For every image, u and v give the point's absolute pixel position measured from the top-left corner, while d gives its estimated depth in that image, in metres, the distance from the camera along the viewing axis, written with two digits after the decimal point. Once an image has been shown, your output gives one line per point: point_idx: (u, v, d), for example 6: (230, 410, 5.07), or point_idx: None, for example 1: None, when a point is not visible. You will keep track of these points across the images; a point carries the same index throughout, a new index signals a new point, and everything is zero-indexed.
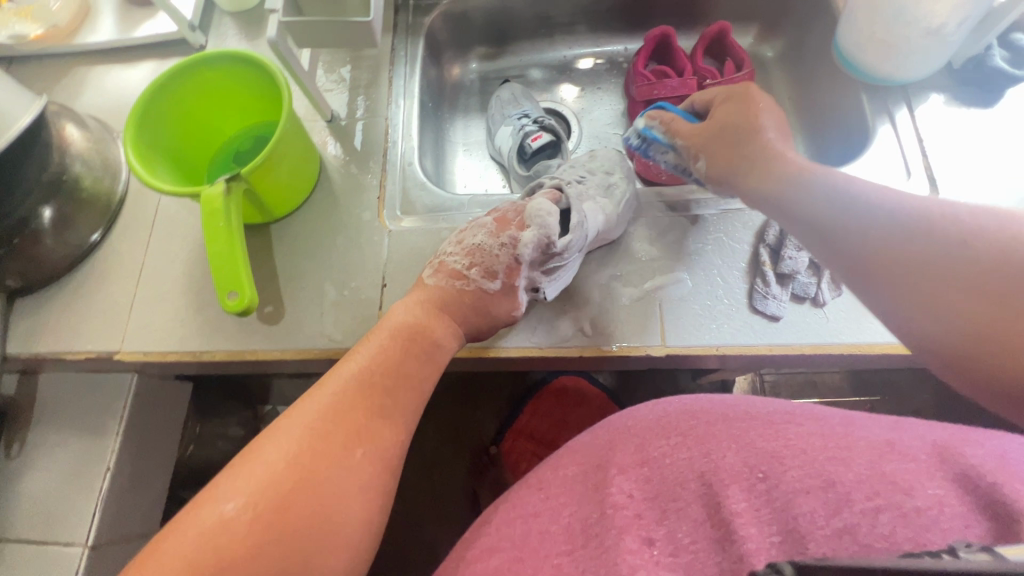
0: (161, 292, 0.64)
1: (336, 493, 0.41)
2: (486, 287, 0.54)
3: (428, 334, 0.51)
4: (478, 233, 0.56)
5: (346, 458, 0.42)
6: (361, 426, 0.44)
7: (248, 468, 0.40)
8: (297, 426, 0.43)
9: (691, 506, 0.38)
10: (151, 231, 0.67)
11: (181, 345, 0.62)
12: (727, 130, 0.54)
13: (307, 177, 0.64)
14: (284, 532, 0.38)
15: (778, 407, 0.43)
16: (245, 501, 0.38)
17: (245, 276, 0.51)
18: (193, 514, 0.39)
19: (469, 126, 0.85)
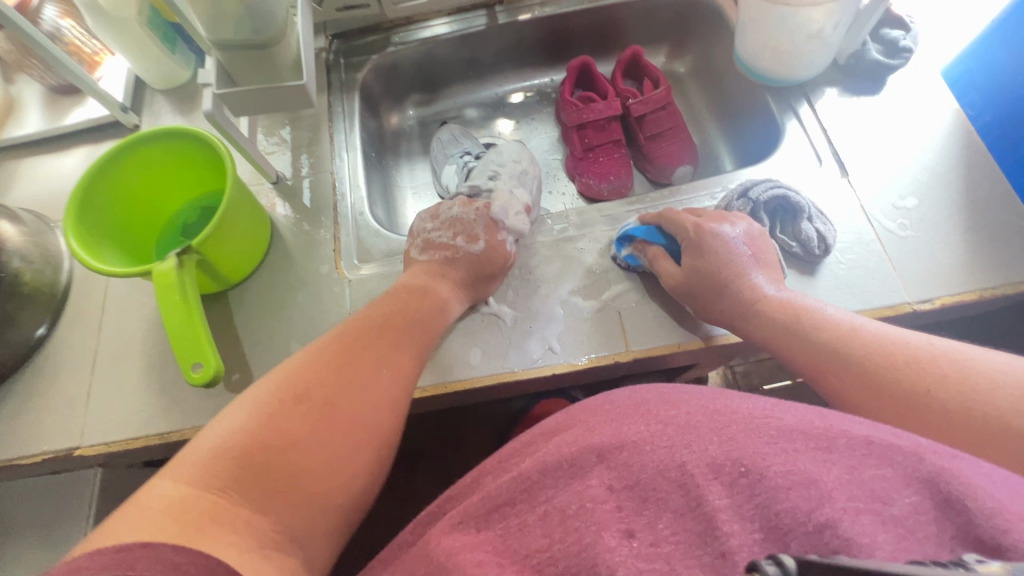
0: (117, 378, 0.62)
1: (359, 407, 0.44)
2: (472, 248, 0.62)
3: (432, 289, 0.57)
4: (454, 209, 0.66)
5: (365, 380, 0.46)
6: (376, 357, 0.48)
7: (274, 385, 0.44)
8: (319, 354, 0.47)
9: (671, 497, 0.36)
10: (101, 318, 0.66)
11: (146, 429, 0.60)
12: (705, 282, 0.55)
13: (260, 242, 0.65)
14: (311, 430, 0.41)
15: (756, 406, 0.41)
16: (270, 407, 0.41)
17: (207, 346, 0.50)
18: (218, 423, 0.41)
19: (415, 170, 0.88)
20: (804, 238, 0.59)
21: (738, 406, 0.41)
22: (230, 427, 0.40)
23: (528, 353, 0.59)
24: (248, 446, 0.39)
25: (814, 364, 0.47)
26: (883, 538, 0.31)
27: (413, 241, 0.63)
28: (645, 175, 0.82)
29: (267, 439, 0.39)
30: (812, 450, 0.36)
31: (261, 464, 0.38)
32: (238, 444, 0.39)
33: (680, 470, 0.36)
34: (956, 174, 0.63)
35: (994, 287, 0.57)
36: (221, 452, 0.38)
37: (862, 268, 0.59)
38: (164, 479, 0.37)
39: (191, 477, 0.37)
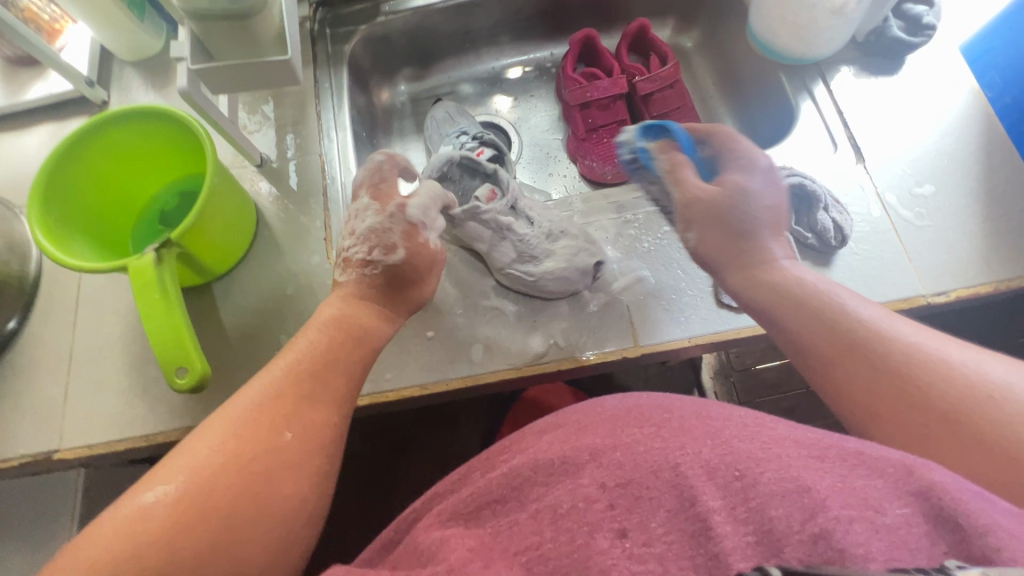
0: (97, 375, 0.59)
1: (271, 480, 0.39)
2: (392, 261, 0.52)
3: (364, 323, 0.50)
4: (366, 215, 0.53)
5: (277, 441, 0.41)
6: (296, 411, 0.43)
7: (179, 456, 0.39)
8: (224, 420, 0.41)
9: (663, 496, 0.33)
10: (77, 312, 0.61)
11: (131, 431, 0.57)
12: (722, 213, 0.54)
13: (245, 230, 0.61)
14: (202, 523, 0.36)
15: (747, 414, 0.40)
16: (174, 488, 0.37)
17: (192, 347, 0.46)
18: (102, 518, 0.36)
19: (407, 149, 0.83)
20: (820, 229, 0.57)
21: (729, 413, 0.40)
22: (116, 522, 0.35)
23: (532, 347, 0.56)
24: (131, 548, 0.34)
25: (826, 364, 0.44)
26: (877, 547, 0.28)
27: (335, 263, 0.54)
28: None
29: (152, 536, 0.35)
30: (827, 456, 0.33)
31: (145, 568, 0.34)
32: (123, 544, 0.34)
33: (673, 469, 0.33)
34: (974, 159, 0.60)
35: (1009, 280, 0.55)
36: (113, 546, 0.34)
37: (879, 259, 0.57)
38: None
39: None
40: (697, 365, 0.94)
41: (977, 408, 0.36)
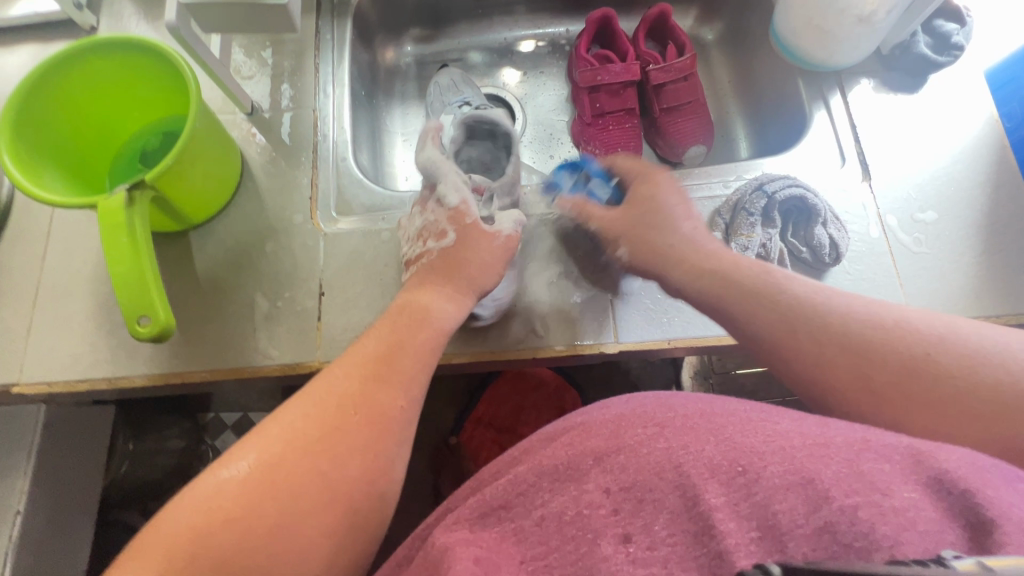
0: (63, 313, 0.57)
1: (345, 466, 0.38)
2: (445, 245, 0.52)
3: (423, 306, 0.48)
4: (416, 217, 0.55)
5: (364, 428, 0.40)
6: (370, 399, 0.41)
7: (260, 434, 0.38)
8: (298, 405, 0.40)
9: (666, 497, 0.32)
10: (47, 245, 0.59)
11: (94, 372, 0.55)
12: (648, 214, 0.54)
13: (227, 179, 0.59)
14: (273, 506, 0.35)
15: (751, 406, 0.39)
16: (250, 464, 0.36)
17: (156, 295, 0.45)
18: (185, 495, 0.35)
19: (408, 114, 0.80)
20: (816, 244, 0.55)
21: (732, 406, 0.38)
22: (200, 501, 0.35)
23: (512, 333, 0.56)
24: (209, 528, 0.34)
25: (760, 334, 0.43)
26: (884, 532, 0.28)
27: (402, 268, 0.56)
28: (655, 150, 0.76)
29: (232, 516, 0.34)
30: (839, 458, 0.32)
31: (218, 550, 0.33)
32: (200, 525, 0.34)
33: (675, 469, 0.33)
34: (979, 190, 0.59)
35: (997, 316, 0.54)
36: (203, 518, 0.34)
37: (868, 281, 0.56)
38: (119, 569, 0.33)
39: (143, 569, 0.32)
40: (677, 363, 0.93)
41: (894, 356, 0.38)
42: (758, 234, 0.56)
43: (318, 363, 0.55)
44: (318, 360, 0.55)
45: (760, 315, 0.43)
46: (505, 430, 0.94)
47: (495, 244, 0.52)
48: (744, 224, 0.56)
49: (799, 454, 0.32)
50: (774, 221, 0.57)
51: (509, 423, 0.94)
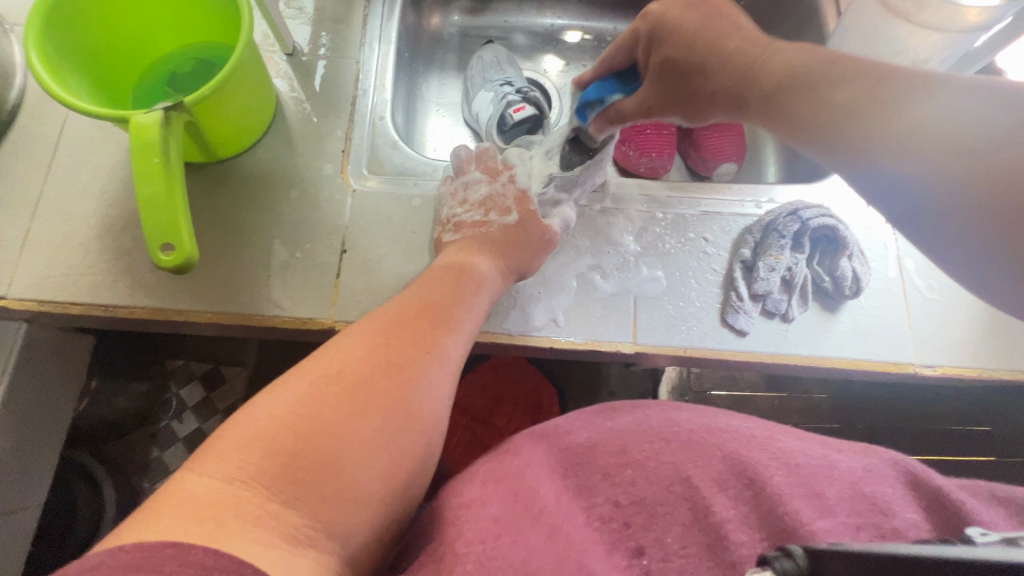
0: (64, 229, 0.54)
1: (417, 385, 0.39)
2: (507, 222, 0.56)
3: (473, 266, 0.51)
4: (481, 185, 0.58)
5: (428, 355, 0.41)
6: (427, 331, 0.43)
7: (326, 354, 0.39)
8: (367, 330, 0.41)
9: (677, 510, 0.38)
10: (53, 156, 0.56)
11: (90, 296, 0.52)
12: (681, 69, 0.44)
13: (261, 117, 0.56)
14: (360, 412, 0.36)
15: (748, 430, 0.44)
16: (323, 377, 0.37)
17: (183, 225, 0.42)
18: (262, 401, 0.35)
19: (444, 84, 0.79)
20: (839, 275, 0.56)
21: (737, 424, 0.45)
22: (282, 404, 0.34)
23: (533, 320, 0.55)
24: (296, 425, 0.33)
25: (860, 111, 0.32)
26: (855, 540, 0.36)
27: (441, 224, 0.56)
28: (685, 162, 0.76)
29: (322, 416, 0.34)
30: (815, 474, 0.39)
31: (310, 448, 0.33)
32: (290, 423, 0.33)
33: (683, 481, 0.39)
34: None
35: (993, 370, 0.56)
36: (284, 418, 0.34)
37: (880, 319, 0.57)
38: (197, 467, 0.31)
39: (232, 463, 0.31)
40: (658, 375, 0.94)
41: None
42: (786, 256, 0.57)
43: (331, 321, 0.54)
44: (332, 318, 0.53)
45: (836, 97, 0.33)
46: (482, 417, 0.93)
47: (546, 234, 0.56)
48: (773, 246, 0.57)
49: (800, 474, 0.39)
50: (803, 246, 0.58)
51: (487, 411, 0.94)
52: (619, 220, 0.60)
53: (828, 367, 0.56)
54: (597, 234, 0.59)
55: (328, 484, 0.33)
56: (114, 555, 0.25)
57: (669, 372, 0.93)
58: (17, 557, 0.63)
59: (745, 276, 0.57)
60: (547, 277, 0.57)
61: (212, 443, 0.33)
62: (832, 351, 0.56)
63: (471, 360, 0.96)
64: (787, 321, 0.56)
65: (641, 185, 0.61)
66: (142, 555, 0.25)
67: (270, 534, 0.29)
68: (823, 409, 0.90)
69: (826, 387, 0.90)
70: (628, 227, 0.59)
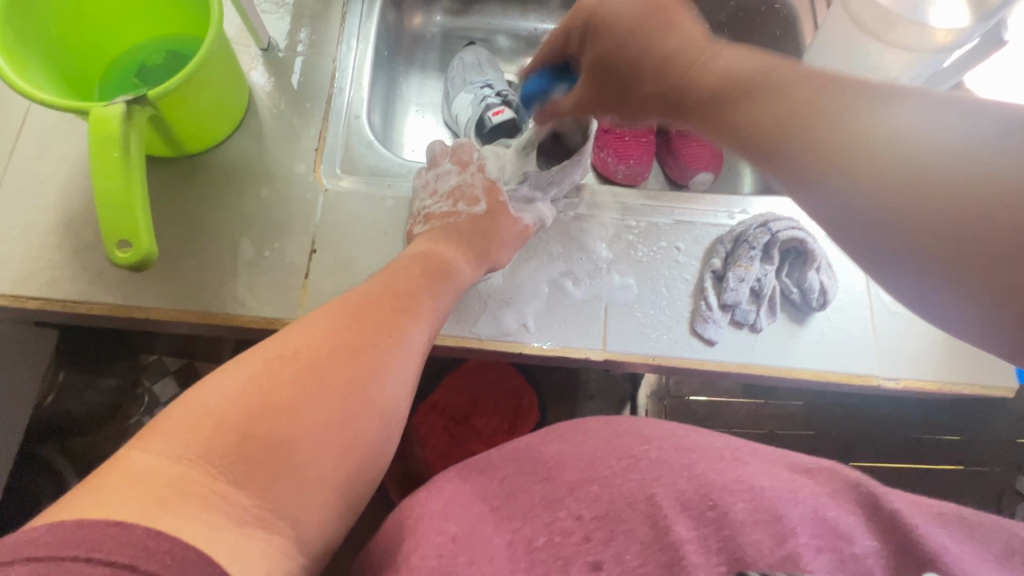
0: (22, 221, 0.52)
1: (379, 370, 0.39)
2: (476, 212, 0.57)
3: (443, 255, 0.51)
4: (450, 175, 0.58)
5: (393, 342, 0.41)
6: (391, 316, 0.42)
7: (288, 334, 0.38)
8: (327, 314, 0.41)
9: (639, 528, 0.39)
10: (15, 146, 0.54)
11: (47, 291, 0.51)
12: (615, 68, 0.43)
13: (231, 112, 0.55)
14: (315, 392, 0.35)
15: (717, 449, 0.45)
16: (281, 356, 0.36)
17: (142, 220, 0.42)
18: (214, 380, 0.34)
19: (425, 84, 0.78)
20: (806, 287, 0.57)
21: (704, 444, 0.45)
22: (233, 384, 0.34)
23: (502, 325, 0.55)
24: (251, 402, 0.33)
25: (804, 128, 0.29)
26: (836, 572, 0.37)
27: (413, 216, 0.56)
28: (663, 169, 0.76)
29: (276, 396, 0.34)
30: (779, 498, 0.40)
31: (261, 428, 0.32)
32: (241, 402, 0.33)
33: (648, 499, 0.40)
34: None
35: (953, 384, 0.57)
36: (239, 395, 0.33)
37: (846, 332, 0.58)
38: (141, 445, 0.30)
39: (180, 441, 0.30)
40: (635, 380, 0.94)
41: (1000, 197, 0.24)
42: (755, 267, 0.57)
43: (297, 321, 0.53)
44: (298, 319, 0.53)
45: (774, 115, 0.31)
46: (457, 419, 0.93)
47: (517, 229, 0.57)
48: (744, 256, 0.58)
49: (757, 492, 0.40)
50: (772, 258, 0.58)
51: (462, 412, 0.93)
52: (593, 227, 0.60)
53: (794, 377, 0.56)
54: (568, 238, 0.59)
55: (279, 465, 0.32)
56: (52, 530, 0.24)
57: (646, 376, 0.94)
58: None
59: (715, 287, 0.57)
60: (517, 282, 0.57)
61: (161, 421, 0.32)
62: (798, 362, 0.57)
63: (448, 361, 0.96)
64: (755, 331, 0.57)
65: (615, 192, 0.61)
66: (82, 531, 0.24)
67: (218, 512, 0.29)
68: (794, 417, 0.90)
69: (797, 396, 0.91)
70: (601, 235, 0.60)
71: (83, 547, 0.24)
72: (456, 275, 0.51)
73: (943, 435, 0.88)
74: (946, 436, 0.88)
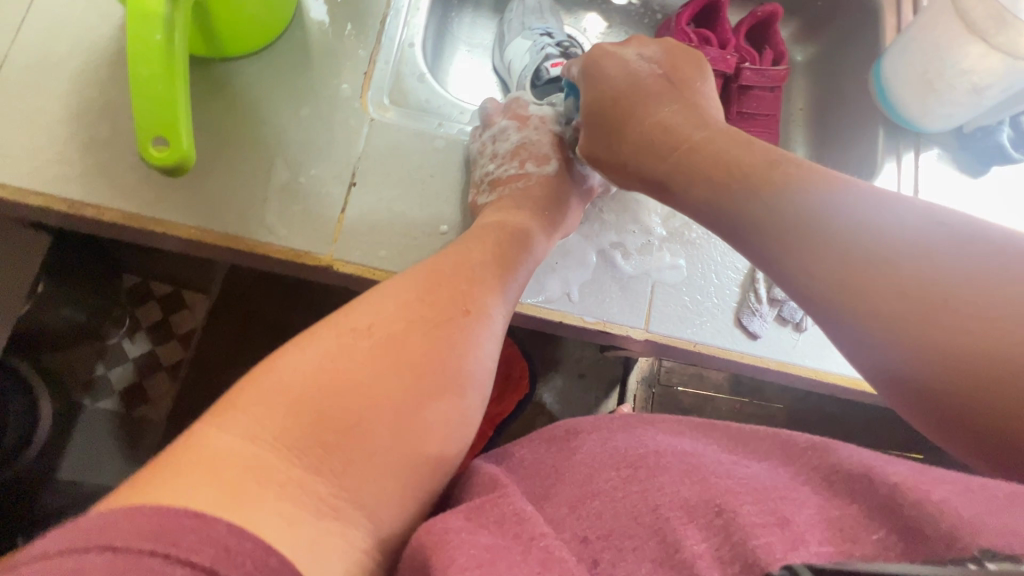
0: (28, 103, 0.46)
1: (454, 346, 0.38)
2: (546, 172, 0.54)
3: (522, 229, 0.48)
4: (509, 134, 0.54)
5: (465, 317, 0.40)
6: (461, 290, 0.41)
7: (360, 308, 0.38)
8: (401, 286, 0.40)
9: (648, 545, 0.33)
10: (26, 15, 0.48)
11: (49, 186, 0.45)
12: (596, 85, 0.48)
13: (279, 16, 0.50)
14: (392, 372, 0.35)
15: (705, 452, 0.40)
16: (350, 332, 0.36)
17: (182, 119, 0.37)
18: (291, 355, 0.34)
19: (475, 23, 0.72)
20: None
21: (695, 442, 0.41)
22: (308, 362, 0.34)
23: (547, 290, 0.52)
24: (327, 382, 0.33)
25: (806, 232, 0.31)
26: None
27: (475, 184, 0.52)
28: None
29: (352, 375, 0.33)
30: None
31: (339, 407, 0.32)
32: (319, 380, 0.33)
33: (654, 512, 0.35)
34: None
35: None
36: (319, 376, 0.33)
37: None
38: (220, 423, 0.31)
39: (254, 421, 0.30)
40: (630, 365, 0.93)
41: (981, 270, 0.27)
42: None
43: (330, 258, 0.49)
44: (331, 255, 0.48)
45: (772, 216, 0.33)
46: None
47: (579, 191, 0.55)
48: None
49: (767, 496, 0.34)
50: None
51: None
52: (647, 208, 0.56)
53: (830, 383, 0.54)
54: (626, 213, 0.56)
55: (353, 449, 0.32)
56: (126, 517, 0.24)
57: (641, 362, 0.93)
58: None
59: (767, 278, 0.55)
60: (565, 254, 0.54)
61: (232, 398, 0.32)
62: (837, 368, 0.54)
63: None
64: (798, 330, 0.55)
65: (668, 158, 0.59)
66: (158, 521, 0.24)
67: (296, 500, 0.29)
68: (778, 419, 0.91)
69: (784, 397, 0.92)
70: (653, 206, 0.57)
71: (158, 540, 0.24)
72: (532, 246, 0.48)
73: (910, 453, 0.90)
74: (913, 455, 0.90)
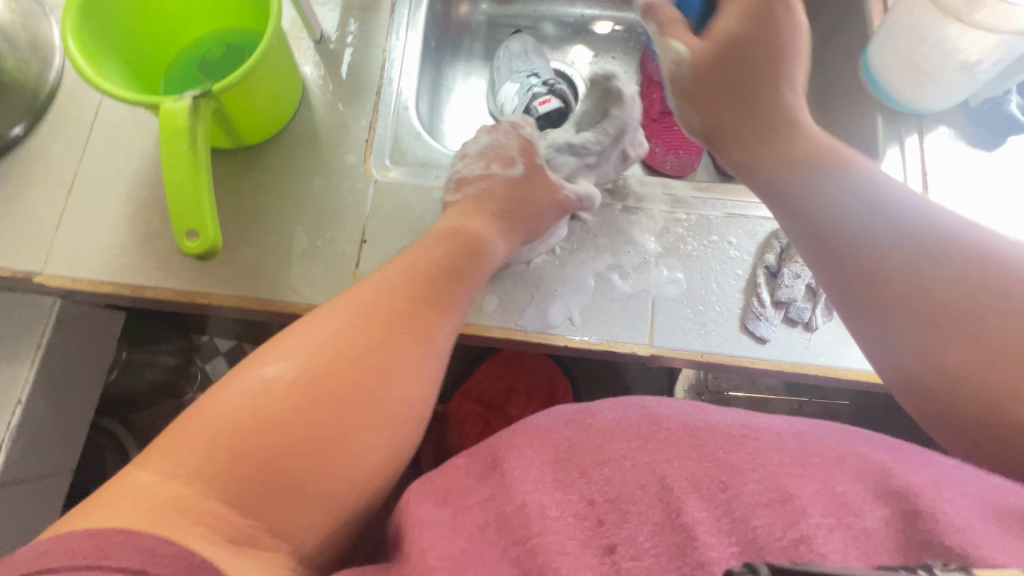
0: (94, 209, 0.55)
1: (381, 382, 0.40)
2: (511, 174, 0.58)
3: (456, 260, 0.50)
4: (481, 136, 0.59)
5: (393, 350, 0.42)
6: (391, 327, 0.42)
7: (287, 344, 0.40)
8: (331, 322, 0.42)
9: (650, 510, 0.34)
10: (88, 137, 0.58)
11: (115, 275, 0.54)
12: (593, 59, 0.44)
13: (286, 103, 0.56)
14: (310, 408, 0.37)
15: (731, 423, 0.40)
16: (280, 371, 0.38)
17: (208, 213, 0.44)
18: (215, 396, 0.37)
19: (470, 74, 0.78)
20: None
21: (710, 420, 0.40)
22: (230, 402, 0.36)
23: (548, 318, 0.55)
24: (245, 423, 0.35)
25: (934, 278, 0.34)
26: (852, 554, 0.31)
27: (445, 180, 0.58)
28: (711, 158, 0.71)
29: (265, 414, 0.36)
30: None
31: (258, 442, 0.35)
32: (235, 419, 0.35)
33: (658, 481, 0.35)
34: None
35: None
36: (238, 415, 0.35)
37: None
38: (148, 460, 0.34)
39: (177, 454, 0.34)
40: (674, 375, 0.93)
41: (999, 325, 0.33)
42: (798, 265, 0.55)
43: None
44: None
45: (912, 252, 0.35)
46: (494, 409, 0.92)
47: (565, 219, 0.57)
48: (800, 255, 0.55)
49: (773, 472, 0.35)
50: None
51: (499, 402, 0.92)
52: (634, 229, 0.59)
53: (852, 379, 0.53)
54: (618, 240, 0.58)
55: (277, 480, 0.35)
56: (61, 542, 0.29)
57: (685, 371, 0.92)
58: (47, 514, 0.67)
59: (769, 283, 0.55)
60: (564, 281, 0.57)
61: (165, 436, 0.35)
62: (857, 363, 0.53)
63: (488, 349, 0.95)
64: (810, 330, 0.54)
65: (665, 183, 0.60)
66: (88, 542, 0.29)
67: (215, 531, 0.32)
68: (841, 416, 0.87)
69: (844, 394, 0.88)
70: (647, 228, 0.59)
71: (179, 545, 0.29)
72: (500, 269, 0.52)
73: None
74: None
